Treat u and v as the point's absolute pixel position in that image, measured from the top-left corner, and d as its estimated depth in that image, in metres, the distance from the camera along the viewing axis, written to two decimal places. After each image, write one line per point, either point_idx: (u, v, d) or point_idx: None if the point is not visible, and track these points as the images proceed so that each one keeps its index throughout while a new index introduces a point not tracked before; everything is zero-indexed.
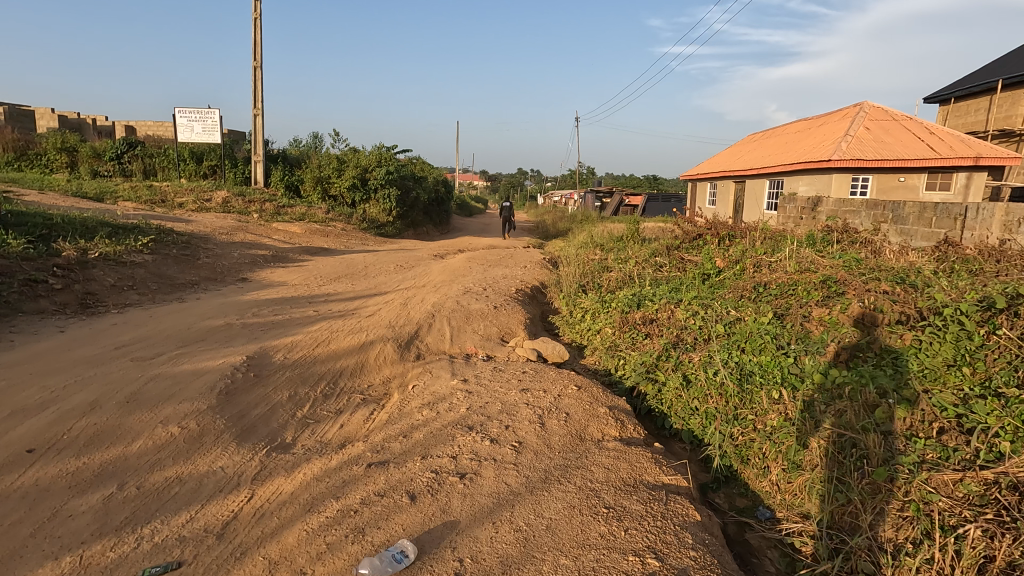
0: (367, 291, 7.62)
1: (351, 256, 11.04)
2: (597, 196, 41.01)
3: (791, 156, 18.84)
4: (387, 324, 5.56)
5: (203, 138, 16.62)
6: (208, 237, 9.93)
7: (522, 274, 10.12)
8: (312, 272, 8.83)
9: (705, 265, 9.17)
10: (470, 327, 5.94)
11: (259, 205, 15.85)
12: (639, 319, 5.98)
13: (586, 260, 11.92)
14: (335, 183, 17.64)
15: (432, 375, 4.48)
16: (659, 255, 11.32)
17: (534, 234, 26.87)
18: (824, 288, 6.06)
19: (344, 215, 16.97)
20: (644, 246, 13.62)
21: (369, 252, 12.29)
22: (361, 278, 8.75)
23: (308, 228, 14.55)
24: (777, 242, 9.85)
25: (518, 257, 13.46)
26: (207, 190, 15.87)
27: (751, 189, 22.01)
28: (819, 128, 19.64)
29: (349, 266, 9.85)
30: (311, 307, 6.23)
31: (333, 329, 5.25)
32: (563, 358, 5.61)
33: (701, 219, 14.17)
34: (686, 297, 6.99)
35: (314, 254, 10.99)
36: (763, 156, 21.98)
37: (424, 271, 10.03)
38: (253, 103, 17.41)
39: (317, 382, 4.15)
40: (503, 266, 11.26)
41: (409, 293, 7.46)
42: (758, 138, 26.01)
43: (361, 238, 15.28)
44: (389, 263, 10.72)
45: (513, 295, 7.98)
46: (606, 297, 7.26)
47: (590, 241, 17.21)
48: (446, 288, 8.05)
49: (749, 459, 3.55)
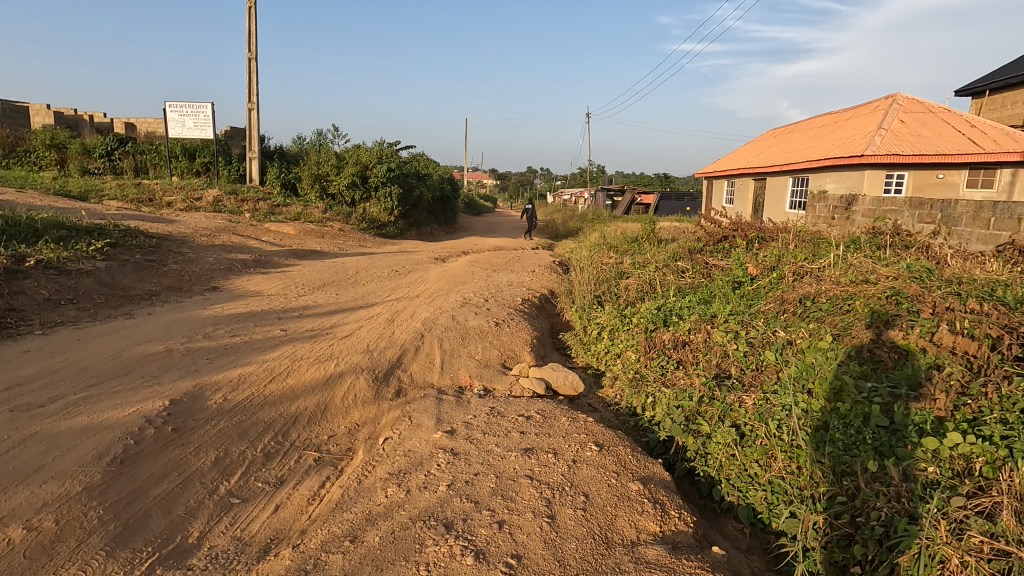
0: (352, 302, 6.70)
1: (343, 260, 10.15)
2: (608, 195, 39.89)
3: (818, 151, 17.68)
4: (364, 349, 4.61)
5: (195, 134, 15.81)
6: (184, 239, 9.07)
7: (529, 281, 9.13)
8: (294, 279, 7.93)
9: (735, 273, 8.15)
10: (465, 350, 4.99)
11: (253, 204, 15.02)
12: (669, 342, 4.99)
13: (600, 264, 10.92)
14: (334, 181, 16.78)
15: (411, 422, 3.53)
16: (680, 259, 10.30)
17: (544, 233, 25.88)
18: (891, 305, 5.05)
19: (342, 214, 16.09)
20: (663, 248, 12.60)
21: (364, 255, 11.39)
22: (348, 286, 7.84)
23: (302, 228, 13.69)
24: (814, 246, 8.81)
25: (525, 260, 12.49)
26: (198, 188, 15.07)
27: (773, 186, 20.86)
28: (846, 123, 18.46)
29: (338, 271, 8.95)
30: (279, 325, 5.29)
31: (295, 357, 4.30)
32: (577, 390, 4.65)
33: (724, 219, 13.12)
34: (721, 312, 5.99)
35: (302, 257, 10.10)
36: (785, 152, 20.81)
37: (420, 277, 9.10)
38: (248, 97, 16.56)
39: (260, 435, 3.21)
40: (508, 271, 10.29)
41: (400, 305, 6.53)
42: (779, 134, 24.83)
43: (359, 239, 14.38)
44: (384, 268, 9.80)
45: (518, 307, 7.01)
46: (626, 312, 6.28)
47: (602, 242, 16.19)
48: (442, 298, 7.11)
49: (847, 567, 2.54)
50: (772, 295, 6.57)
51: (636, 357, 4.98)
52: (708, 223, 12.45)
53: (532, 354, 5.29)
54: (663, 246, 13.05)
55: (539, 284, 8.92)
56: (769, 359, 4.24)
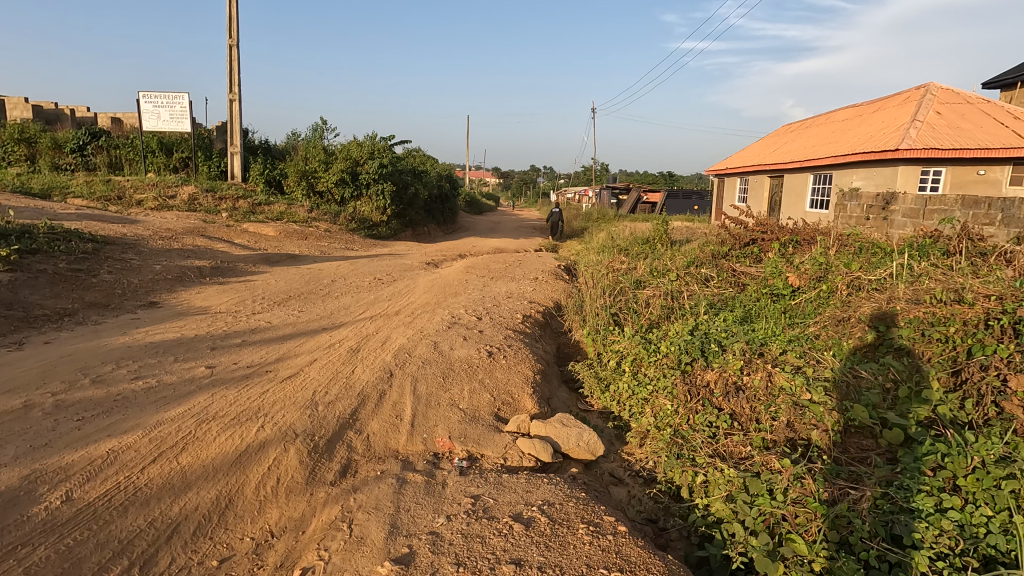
0: (315, 322, 5.50)
1: (321, 266, 8.96)
2: (613, 193, 38.60)
3: (843, 146, 16.42)
4: (308, 399, 3.41)
5: (171, 127, 14.68)
6: (135, 243, 7.90)
7: (532, 291, 7.93)
8: (255, 290, 6.75)
9: (773, 285, 6.94)
10: (445, 396, 3.79)
11: (232, 202, 13.87)
12: (715, 387, 3.79)
13: (611, 270, 9.73)
14: (321, 178, 15.61)
15: (351, 533, 2.33)
16: (702, 265, 9.10)
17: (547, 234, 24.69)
18: (1008, 335, 3.83)
19: (330, 214, 14.91)
20: (679, 251, 11.40)
21: (348, 259, 10.22)
22: (317, 298, 6.64)
23: (283, 229, 12.53)
24: (862, 252, 7.59)
25: (526, 265, 11.31)
26: (173, 185, 13.93)
27: (792, 184, 19.60)
28: (872, 117, 17.23)
29: (310, 280, 7.76)
30: (207, 359, 4.08)
31: (205, 414, 3.09)
32: (594, 454, 3.47)
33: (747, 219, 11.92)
34: (772, 339, 4.78)
35: (274, 263, 8.92)
36: (804, 147, 19.55)
37: (406, 286, 7.90)
38: (229, 87, 15.41)
39: (99, 571, 2.02)
40: (508, 279, 9.09)
41: (372, 327, 5.33)
42: (795, 129, 23.57)
43: (346, 241, 13.22)
44: (366, 275, 8.63)
45: (518, 328, 5.80)
46: (652, 337, 5.08)
47: (611, 244, 14.97)
48: (426, 315, 5.92)
49: None
50: (829, 315, 5.35)
51: (672, 403, 3.78)
52: (730, 224, 11.23)
53: (535, 398, 4.08)
54: (680, 249, 11.81)
55: (543, 295, 7.73)
56: (865, 420, 3.08)
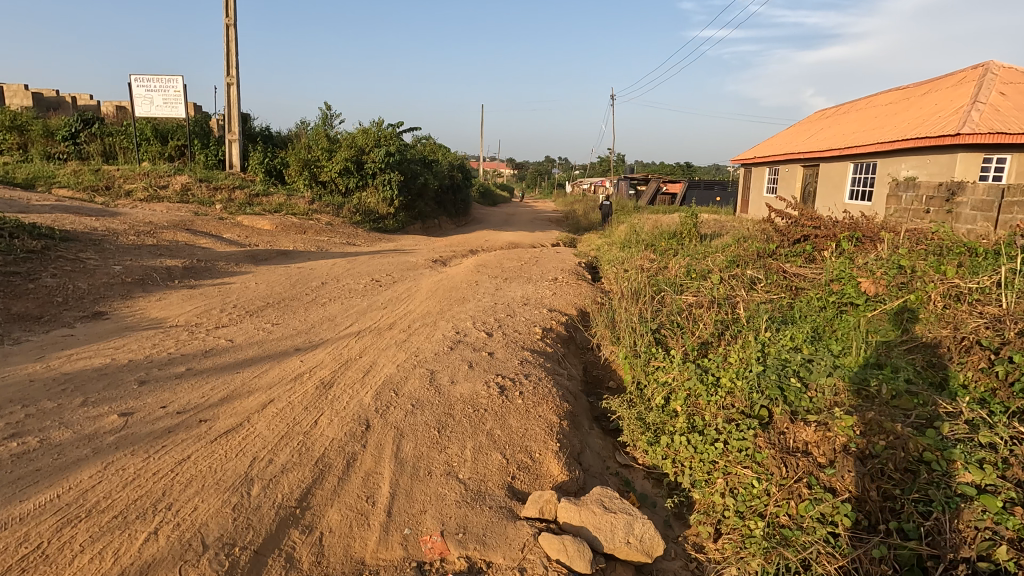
0: (289, 339, 4.49)
1: (313, 265, 7.96)
2: (631, 184, 37.19)
3: (890, 133, 15.02)
4: (241, 475, 2.37)
5: (164, 113, 13.78)
6: (100, 239, 6.96)
7: (552, 296, 6.87)
8: (228, 296, 5.77)
9: (842, 291, 5.78)
10: (440, 460, 2.75)
11: (227, 192, 12.96)
12: (818, 455, 2.72)
13: (641, 270, 8.62)
14: (324, 167, 14.66)
15: None
16: (746, 265, 7.96)
17: (564, 226, 23.52)
18: None
19: (333, 205, 13.96)
20: (714, 248, 10.23)
21: (346, 256, 9.22)
22: (299, 307, 5.62)
23: (280, 223, 11.61)
24: (944, 251, 6.39)
25: (543, 263, 10.23)
26: (165, 175, 13.03)
27: (829, 174, 18.21)
28: (921, 100, 15.82)
29: (296, 282, 6.77)
30: (126, 402, 3.06)
31: (75, 510, 2.07)
32: (650, 555, 2.43)
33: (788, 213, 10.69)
34: (871, 371, 3.66)
35: (260, 261, 7.94)
36: (843, 134, 18.13)
37: (406, 290, 6.87)
38: (226, 70, 14.47)
39: None
40: (523, 280, 8.02)
41: (357, 347, 4.30)
42: (830, 115, 22.06)
43: (349, 235, 12.25)
44: (363, 275, 7.60)
45: (537, 347, 4.74)
46: (709, 366, 4.00)
47: (634, 239, 13.81)
48: (424, 330, 4.88)
49: None
50: (935, 338, 4.21)
51: (758, 478, 2.71)
52: (771, 218, 10.03)
53: (562, 457, 3.03)
54: (714, 246, 10.62)
55: (564, 301, 6.64)
56: None
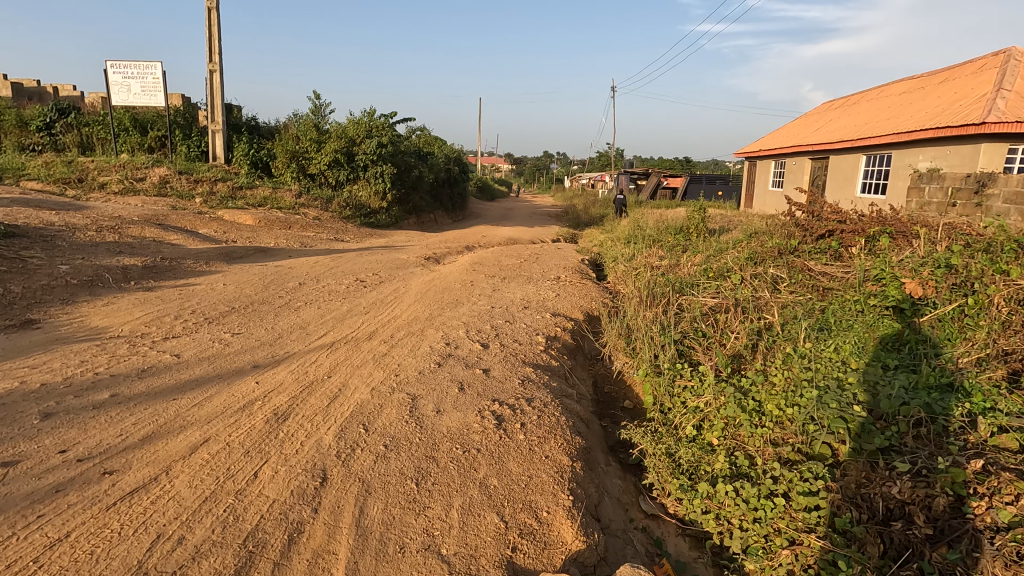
0: (247, 354, 3.80)
1: (292, 263, 7.27)
2: (632, 179, 36.44)
3: (908, 123, 14.34)
4: (132, 568, 1.70)
5: (143, 101, 13.04)
6: (52, 235, 6.25)
7: (555, 298, 6.19)
8: (188, 300, 5.07)
9: (884, 293, 5.12)
10: (416, 528, 2.08)
11: (209, 185, 12.24)
12: None
13: (651, 268, 7.95)
14: (313, 159, 13.95)
15: None
16: (768, 264, 7.29)
17: (564, 222, 22.80)
18: None
19: (322, 199, 13.25)
20: (727, 245, 9.57)
21: (331, 253, 8.52)
22: (269, 313, 4.93)
23: (264, 217, 10.91)
24: (994, 247, 5.72)
25: (544, 260, 9.54)
26: (143, 166, 12.30)
27: (840, 167, 17.53)
28: (938, 89, 15.16)
29: (270, 283, 6.08)
30: (11, 447, 2.36)
31: None
32: None
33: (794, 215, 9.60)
34: (952, 397, 3.00)
35: (235, 259, 7.24)
36: (855, 125, 17.45)
37: (393, 291, 6.18)
38: (208, 56, 13.72)
39: None
40: (523, 280, 7.34)
41: (327, 363, 3.62)
42: (839, 106, 21.36)
43: (337, 231, 11.55)
44: (347, 274, 6.90)
45: (541, 361, 4.07)
46: (750, 387, 3.34)
47: (638, 234, 13.11)
48: (409, 340, 4.19)
49: None
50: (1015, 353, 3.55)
51: None
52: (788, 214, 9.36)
53: (577, 515, 2.36)
54: (725, 244, 9.97)
55: (568, 304, 5.96)
56: None
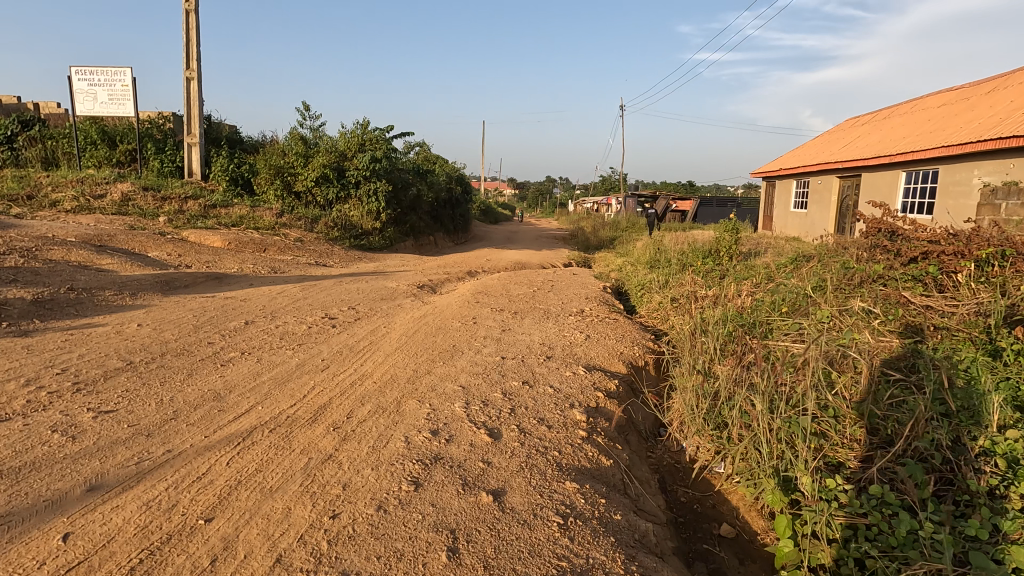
0: (92, 459, 2.24)
1: (247, 295, 5.77)
2: (640, 201, 35.14)
3: (958, 137, 13.00)
4: None
5: (111, 111, 11.77)
6: None
7: (588, 344, 4.66)
8: (68, 350, 3.56)
9: None
10: None
11: (178, 203, 10.86)
12: None
13: (698, 301, 6.44)
14: (299, 175, 12.63)
15: None
16: (849, 295, 5.78)
17: (571, 245, 21.32)
18: None
19: (307, 218, 11.86)
20: (778, 275, 8.08)
21: (302, 281, 7.03)
22: (177, 371, 3.39)
23: (235, 239, 9.48)
24: None
25: (559, 288, 8.04)
26: (105, 182, 10.94)
27: (875, 185, 16.14)
28: (984, 99, 13.99)
29: (205, 322, 4.56)
30: None
31: None
32: None
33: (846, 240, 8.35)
34: None
35: (175, 289, 5.75)
36: (891, 141, 16.12)
37: (368, 333, 4.63)
38: (185, 63, 12.51)
39: None
40: (538, 315, 5.84)
41: (218, 483, 2.07)
42: (866, 121, 20.09)
43: (321, 254, 10.12)
44: (314, 309, 5.38)
45: (587, 463, 2.53)
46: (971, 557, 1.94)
47: (661, 258, 11.62)
48: (373, 425, 2.64)
49: None
50: None
51: None
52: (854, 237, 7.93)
53: None
54: (773, 274, 8.46)
55: (603, 354, 4.41)
56: None
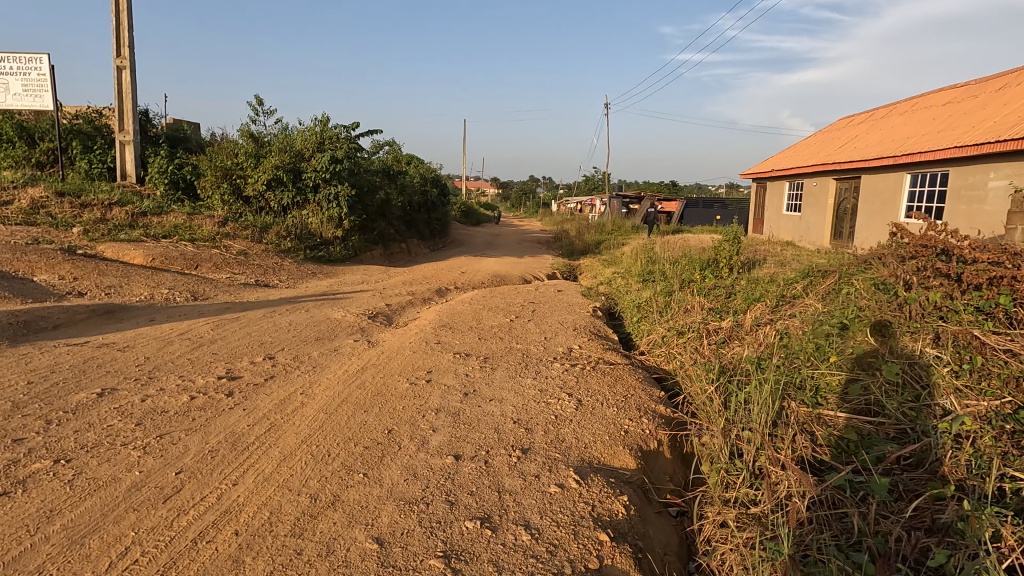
0: None
1: (134, 341, 4.41)
2: (625, 202, 34.07)
3: (972, 137, 12.04)
4: None
5: (25, 103, 10.23)
6: None
7: (580, 417, 3.40)
8: None
9: None
10: None
11: (101, 210, 9.39)
12: None
13: (711, 343, 5.27)
14: (249, 177, 11.23)
15: None
16: (901, 336, 4.63)
17: (555, 250, 20.08)
18: None
19: (256, 226, 10.47)
20: (795, 300, 6.96)
21: (223, 312, 5.67)
22: None
23: (160, 254, 8.07)
24: None
25: (542, 313, 6.80)
26: (14, 186, 9.41)
27: (876, 188, 15.17)
28: (996, 97, 13.12)
29: (37, 395, 3.21)
30: None
31: None
32: None
33: (870, 256, 7.26)
34: None
35: (36, 334, 4.37)
36: (894, 140, 15.18)
37: (273, 407, 3.31)
38: (116, 50, 11.00)
39: None
40: (515, 361, 4.60)
41: None
42: (863, 121, 19.20)
43: (266, 270, 8.76)
44: (215, 362, 4.06)
45: None
46: None
47: (655, 269, 10.44)
48: None
49: None
50: None
51: None
52: (882, 253, 6.83)
53: None
54: (790, 296, 7.29)
55: (602, 438, 3.16)
56: None
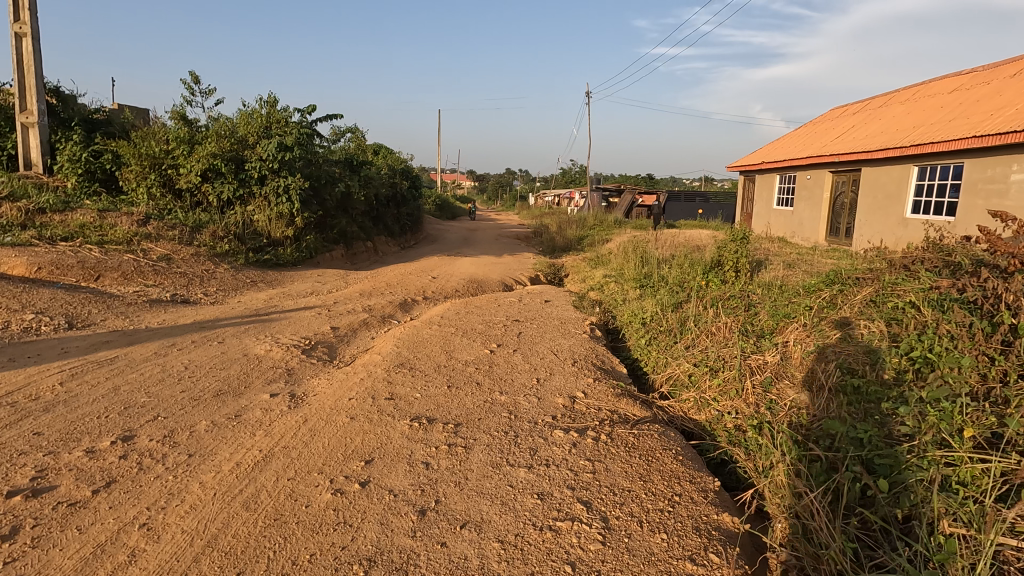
0: None
1: None
2: (605, 195, 32.86)
3: (992, 125, 11.06)
4: None
5: None
6: None
7: (611, 566, 2.04)
8: None
9: None
10: None
11: None
12: None
13: (755, 389, 3.97)
14: (180, 167, 9.58)
15: None
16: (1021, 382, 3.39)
17: (535, 247, 18.66)
18: None
19: (186, 224, 8.86)
20: (832, 318, 5.73)
21: (96, 350, 4.14)
22: None
23: (48, 261, 6.43)
24: None
25: (530, 337, 5.43)
26: None
27: (877, 181, 14.17)
28: (1012, 83, 12.21)
29: None
30: None
31: None
32: None
33: (915, 260, 6.08)
34: None
35: None
36: (898, 130, 14.20)
37: (72, 570, 1.87)
38: (14, 13, 9.19)
39: None
40: (501, 427, 3.20)
41: None
42: (858, 111, 18.27)
43: (191, 279, 7.21)
44: (27, 456, 2.57)
45: None
46: None
47: (651, 273, 9.17)
48: None
49: None
50: None
51: None
52: (933, 260, 5.65)
53: None
54: (826, 312, 6.04)
55: None
56: None
